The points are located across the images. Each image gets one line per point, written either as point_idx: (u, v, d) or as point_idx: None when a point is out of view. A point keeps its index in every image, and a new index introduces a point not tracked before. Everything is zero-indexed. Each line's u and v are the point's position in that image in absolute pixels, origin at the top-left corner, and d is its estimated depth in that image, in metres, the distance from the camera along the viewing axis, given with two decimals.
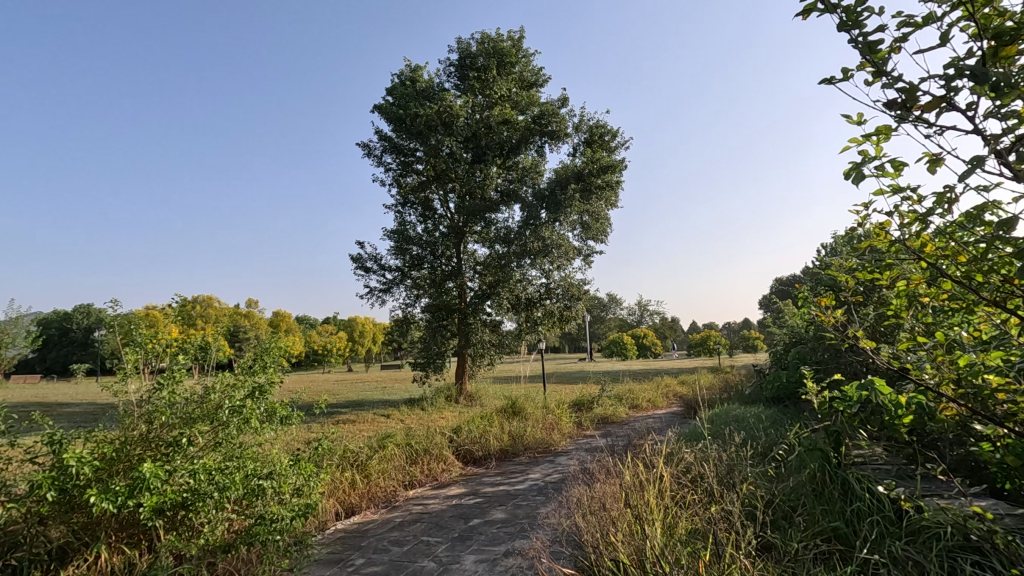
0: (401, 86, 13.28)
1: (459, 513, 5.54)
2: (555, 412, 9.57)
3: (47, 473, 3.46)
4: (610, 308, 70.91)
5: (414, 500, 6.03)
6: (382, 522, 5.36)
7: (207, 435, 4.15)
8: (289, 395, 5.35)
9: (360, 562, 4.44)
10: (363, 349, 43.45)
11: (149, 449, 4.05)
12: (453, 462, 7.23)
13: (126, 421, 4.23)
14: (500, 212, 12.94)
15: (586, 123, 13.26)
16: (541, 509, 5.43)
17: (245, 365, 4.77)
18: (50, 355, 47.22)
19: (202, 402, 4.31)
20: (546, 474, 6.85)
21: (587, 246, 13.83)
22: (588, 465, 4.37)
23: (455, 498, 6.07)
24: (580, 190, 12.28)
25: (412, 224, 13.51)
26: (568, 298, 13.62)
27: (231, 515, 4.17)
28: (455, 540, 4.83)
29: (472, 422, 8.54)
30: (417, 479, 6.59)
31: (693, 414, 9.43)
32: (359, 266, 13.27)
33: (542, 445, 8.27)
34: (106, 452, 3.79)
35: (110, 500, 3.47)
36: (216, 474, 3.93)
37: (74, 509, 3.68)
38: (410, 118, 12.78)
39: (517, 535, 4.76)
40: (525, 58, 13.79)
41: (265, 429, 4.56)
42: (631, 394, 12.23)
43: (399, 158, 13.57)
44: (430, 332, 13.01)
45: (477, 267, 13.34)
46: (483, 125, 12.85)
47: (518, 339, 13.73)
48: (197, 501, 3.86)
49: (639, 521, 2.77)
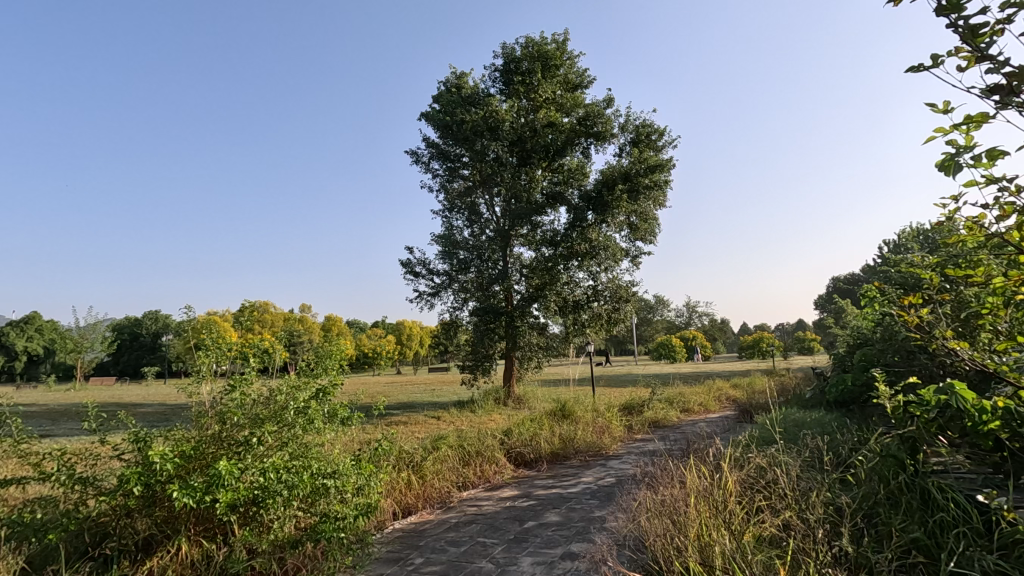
0: (447, 93, 13.51)
1: (514, 515, 5.56)
2: (606, 415, 9.48)
3: (134, 469, 3.69)
4: (656, 309, 69.59)
5: (469, 502, 6.11)
6: (438, 523, 5.45)
7: (276, 435, 4.32)
8: (348, 396, 5.52)
9: (420, 562, 4.52)
10: (411, 352, 44.32)
11: (222, 447, 4.25)
12: (505, 464, 7.28)
13: (200, 421, 4.45)
14: (547, 215, 12.95)
15: (632, 123, 13.11)
16: (597, 513, 5.38)
17: (308, 368, 4.98)
18: (123, 358, 50.22)
19: (270, 403, 4.50)
20: (599, 477, 6.79)
21: (634, 247, 13.65)
22: (648, 469, 4.31)
23: (509, 500, 6.10)
24: (627, 191, 12.18)
25: (459, 229, 13.69)
26: (615, 300, 13.52)
27: (297, 513, 4.32)
28: (512, 542, 4.85)
29: (523, 424, 8.54)
30: (470, 481, 6.67)
31: (749, 418, 9.16)
32: (408, 271, 13.52)
33: (593, 448, 8.22)
34: (184, 450, 4.00)
35: (190, 496, 3.66)
36: (284, 473, 4.09)
37: (157, 503, 3.91)
38: (456, 124, 12.93)
39: (573, 539, 4.75)
40: (569, 60, 13.78)
41: (327, 429, 4.69)
42: (683, 397, 11.98)
43: (445, 164, 13.80)
44: (478, 335, 13.12)
45: (524, 269, 13.29)
46: (528, 128, 12.90)
47: (566, 341, 13.74)
48: (268, 498, 4.03)
49: (709, 526, 2.73)
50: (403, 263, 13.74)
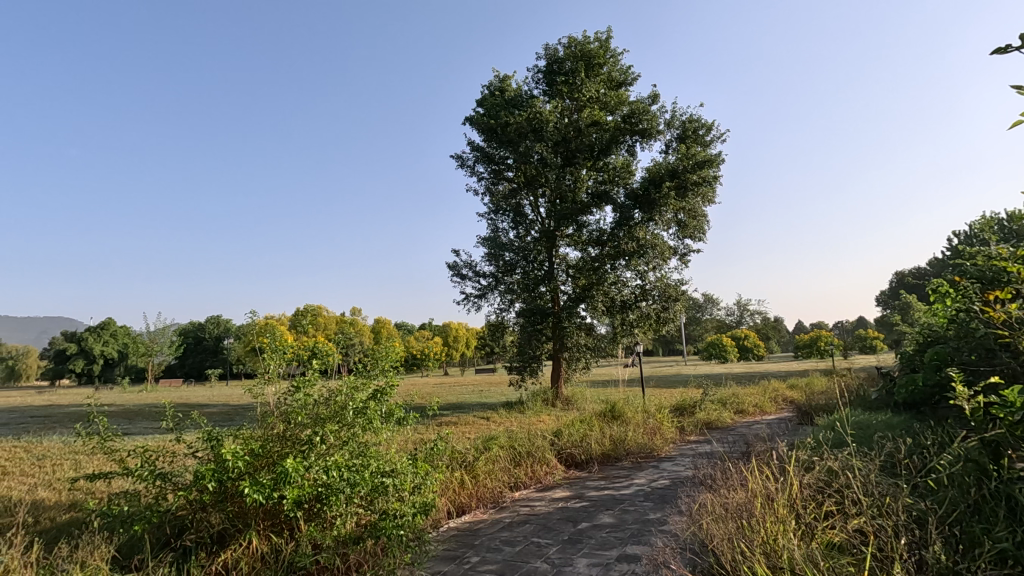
0: (490, 96, 13.63)
1: (567, 516, 5.56)
2: (657, 416, 9.32)
3: (208, 466, 3.90)
4: (705, 308, 67.83)
5: (521, 502, 6.14)
6: (492, 522, 5.50)
7: (337, 434, 4.48)
8: (403, 398, 5.65)
9: (476, 560, 4.58)
10: (458, 353, 44.94)
11: (287, 446, 4.43)
12: (556, 465, 7.27)
13: (266, 421, 4.65)
14: (592, 214, 12.89)
15: (678, 119, 12.86)
16: (653, 516, 5.31)
17: (366, 369, 5.15)
18: (189, 360, 53.12)
19: (330, 403, 4.66)
20: (652, 479, 6.68)
21: (683, 244, 13.40)
22: (707, 472, 4.21)
23: (562, 501, 6.09)
24: (675, 188, 11.93)
25: (504, 231, 13.77)
26: (664, 299, 13.29)
27: (358, 510, 4.44)
28: (566, 542, 4.85)
29: (572, 425, 8.51)
30: (522, 481, 6.70)
31: (809, 420, 8.83)
32: (455, 273, 13.70)
33: (645, 450, 8.12)
34: (252, 449, 4.19)
35: (260, 492, 3.84)
36: (346, 471, 4.23)
37: (228, 498, 4.10)
38: (500, 127, 13.01)
39: (629, 541, 4.70)
40: (613, 57, 13.64)
41: (384, 430, 4.81)
42: (737, 398, 11.65)
43: (490, 167, 13.91)
44: (526, 336, 13.16)
45: (570, 269, 13.27)
46: (572, 128, 12.85)
47: (614, 342, 13.59)
48: (331, 495, 4.17)
49: (776, 531, 2.64)
50: (450, 266, 13.93)
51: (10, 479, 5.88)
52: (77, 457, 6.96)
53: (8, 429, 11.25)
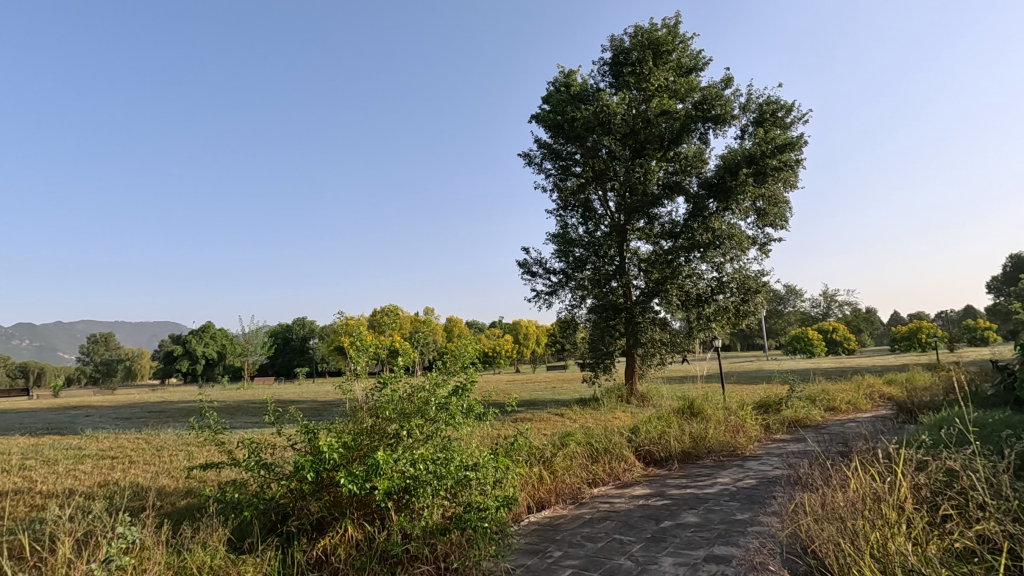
0: (556, 92, 13.56)
1: (649, 513, 5.46)
2: (739, 414, 8.94)
3: (307, 457, 4.17)
4: (786, 301, 64.12)
5: (600, 499, 6.11)
6: (572, 518, 5.51)
7: (422, 429, 4.65)
8: (482, 395, 5.77)
9: (559, 555, 4.61)
10: (528, 350, 45.28)
11: (375, 439, 4.64)
12: (634, 462, 7.17)
13: (356, 415, 4.91)
14: (663, 207, 12.58)
15: (755, 102, 12.26)
16: (740, 516, 5.11)
17: (447, 366, 5.30)
18: (279, 359, 56.80)
19: (413, 400, 4.85)
20: (737, 479, 6.42)
21: (763, 233, 12.77)
22: (803, 473, 4.00)
23: (642, 498, 6.00)
24: (753, 174, 11.41)
25: (574, 227, 13.73)
26: (743, 292, 12.78)
27: (444, 502, 4.57)
28: (649, 541, 4.77)
29: (650, 422, 8.34)
30: (600, 478, 6.66)
31: (912, 418, 8.15)
32: (525, 271, 13.79)
33: (728, 448, 7.84)
34: (346, 441, 4.43)
35: (355, 483, 4.07)
36: (432, 464, 4.39)
37: (325, 488, 4.36)
38: (567, 122, 12.93)
39: (717, 541, 4.56)
40: (682, 43, 13.19)
41: (466, 425, 4.94)
42: (827, 394, 10.95)
43: (557, 163, 13.84)
44: (599, 332, 13.03)
45: (642, 264, 13.02)
46: (641, 119, 12.57)
47: (690, 336, 13.20)
48: (419, 486, 4.33)
49: (888, 532, 2.47)
50: (520, 264, 14.04)
51: (136, 467, 6.56)
52: (190, 448, 7.64)
53: (132, 422, 12.56)
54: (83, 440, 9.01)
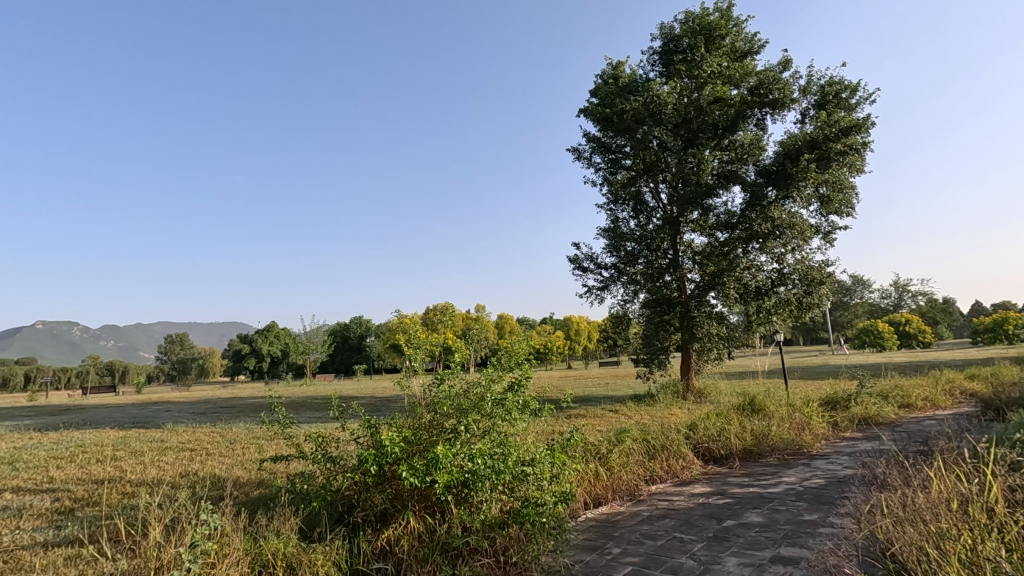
0: (604, 84, 13.38)
1: (710, 512, 5.33)
2: (805, 410, 8.57)
3: (370, 451, 4.31)
4: (853, 292, 60.83)
5: (659, 496, 6.01)
6: (630, 515, 5.45)
7: (479, 424, 4.72)
8: (537, 391, 5.80)
9: (618, 552, 4.57)
10: (580, 346, 45.04)
11: (434, 434, 4.73)
12: (693, 460, 7.01)
13: (415, 410, 5.04)
14: (718, 197, 12.17)
15: (817, 83, 11.67)
16: (808, 517, 4.90)
17: (502, 363, 5.37)
18: (338, 357, 58.92)
19: (471, 395, 4.93)
20: (804, 478, 6.16)
21: (827, 222, 12.18)
22: (879, 474, 3.79)
23: (702, 497, 5.85)
24: (815, 160, 10.90)
25: (625, 221, 13.53)
26: (806, 283, 12.23)
27: (501, 496, 4.61)
28: (711, 540, 4.65)
29: (708, 418, 8.12)
30: (658, 475, 6.56)
31: (999, 416, 7.57)
32: (576, 266, 13.69)
33: (793, 447, 7.54)
34: (406, 436, 4.55)
35: (416, 476, 4.18)
36: (490, 459, 4.46)
37: (387, 481, 4.50)
38: (616, 115, 12.73)
39: (784, 542, 4.40)
40: (736, 26, 12.70)
41: (521, 420, 4.98)
42: (901, 390, 10.33)
43: (607, 156, 13.65)
44: (653, 327, 12.78)
45: (696, 257, 12.67)
46: (693, 107, 12.22)
47: (749, 331, 12.75)
48: (477, 481, 4.39)
49: (978, 535, 2.32)
50: (571, 260, 13.96)
51: (213, 459, 6.98)
52: (260, 442, 8.07)
53: (207, 417, 13.38)
54: (165, 433, 9.68)
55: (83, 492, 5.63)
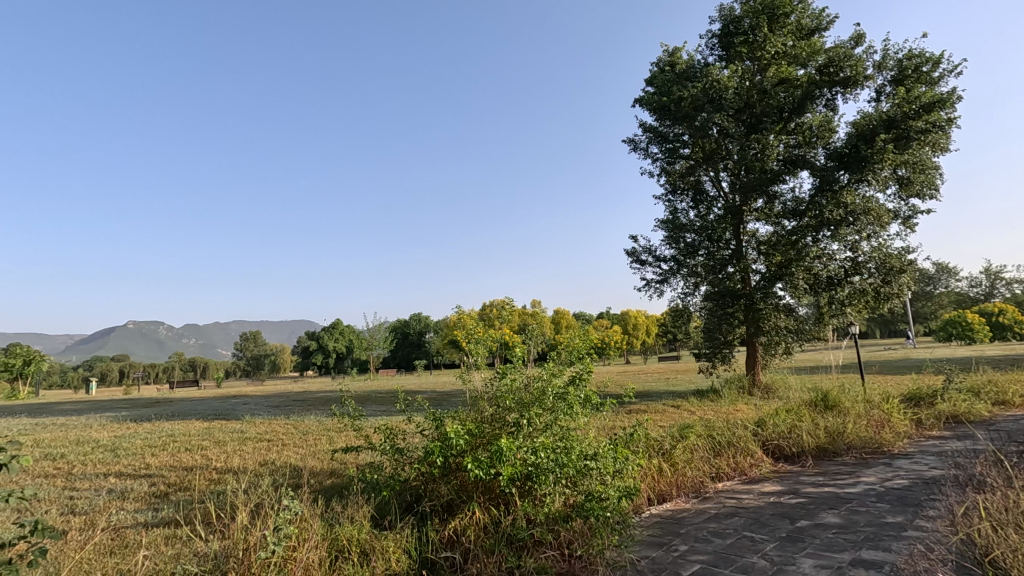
0: (661, 72, 13.05)
1: (782, 512, 5.13)
2: (884, 407, 8.08)
3: (436, 443, 4.43)
4: (937, 281, 56.44)
5: (726, 494, 5.84)
6: (697, 512, 5.33)
7: (541, 418, 4.75)
8: (598, 385, 5.77)
9: (685, 549, 4.48)
10: (639, 341, 44.28)
11: (497, 427, 4.80)
12: (762, 457, 6.76)
13: (478, 404, 5.14)
14: (785, 183, 11.61)
15: (894, 57, 10.89)
16: (891, 519, 4.62)
17: (562, 357, 5.38)
18: (399, 352, 60.69)
19: (532, 389, 4.96)
20: (886, 478, 5.81)
21: (906, 205, 11.39)
22: (975, 475, 3.53)
23: (773, 495, 5.64)
24: (893, 140, 10.20)
25: (684, 212, 13.18)
26: (884, 272, 11.49)
27: (565, 490, 4.62)
28: (785, 540, 4.48)
29: (778, 414, 7.79)
30: (725, 472, 6.37)
31: None
32: (634, 260, 13.47)
33: (871, 445, 7.13)
34: (471, 429, 4.63)
35: (481, 468, 4.25)
36: (553, 452, 4.48)
37: (453, 472, 4.61)
38: (674, 103, 12.38)
39: (865, 545, 4.18)
40: (802, 2, 12.05)
41: (583, 415, 4.97)
42: (995, 386, 9.54)
43: (664, 146, 13.32)
44: (715, 321, 12.39)
45: (761, 247, 12.17)
46: (756, 90, 11.72)
47: (820, 323, 12.13)
48: (540, 474, 4.42)
49: None
50: (628, 253, 13.74)
51: (289, 449, 7.38)
52: (331, 433, 8.45)
53: (281, 409, 14.16)
54: (245, 424, 10.31)
55: (176, 478, 6.11)
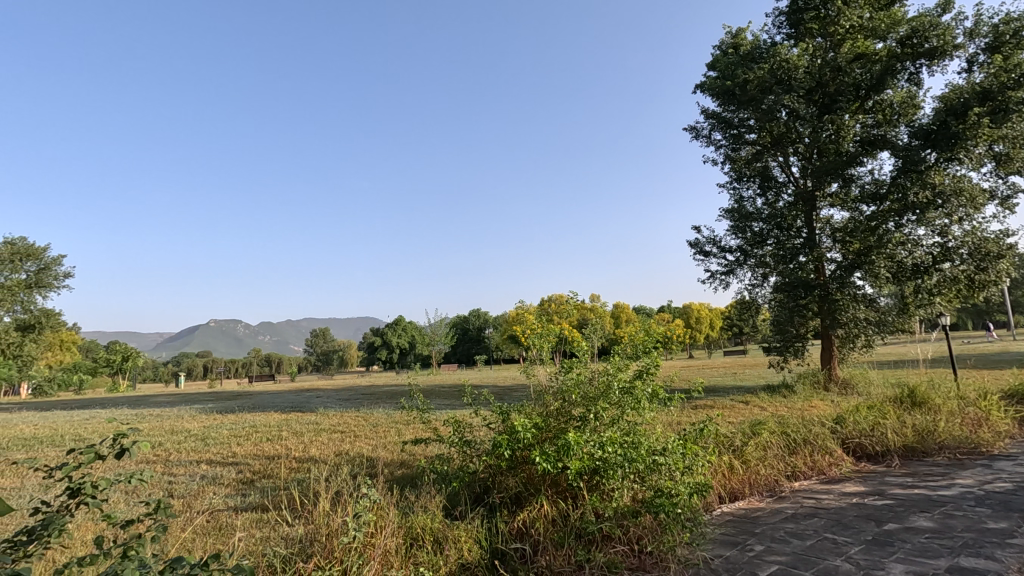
0: (724, 55, 12.58)
1: (867, 514, 4.85)
2: (980, 404, 7.46)
3: (503, 436, 4.49)
4: None
5: (804, 493, 5.58)
6: (772, 512, 5.13)
7: (607, 413, 4.71)
8: (664, 380, 5.65)
9: (761, 549, 4.32)
10: (702, 335, 42.97)
11: (563, 421, 4.81)
12: (842, 456, 6.41)
13: (543, 398, 5.16)
14: (863, 165, 10.91)
15: (989, 23, 9.97)
16: (994, 526, 4.27)
17: (627, 352, 5.31)
18: (459, 347, 61.85)
19: (598, 384, 4.94)
20: (986, 481, 5.37)
21: (1004, 184, 10.44)
22: None
23: (856, 496, 5.33)
24: (988, 113, 9.37)
25: (751, 200, 12.67)
26: (978, 259, 10.58)
27: (633, 486, 4.56)
28: (871, 544, 4.24)
29: (859, 411, 7.35)
30: (801, 471, 6.09)
31: None
32: (697, 251, 13.07)
33: (967, 445, 6.60)
34: (538, 422, 4.66)
35: (549, 462, 4.27)
36: (621, 447, 4.43)
37: (520, 465, 4.67)
38: (739, 86, 11.89)
39: (964, 552, 3.88)
40: None
41: (650, 410, 4.90)
42: None
43: (728, 132, 12.84)
44: (787, 313, 11.80)
45: (837, 234, 11.52)
46: (830, 68, 11.08)
47: (904, 314, 11.32)
48: (608, 468, 4.39)
49: None
50: (691, 244, 13.35)
51: (360, 440, 7.70)
52: (399, 426, 8.74)
53: (351, 402, 14.80)
54: (319, 416, 10.86)
55: (261, 466, 6.52)
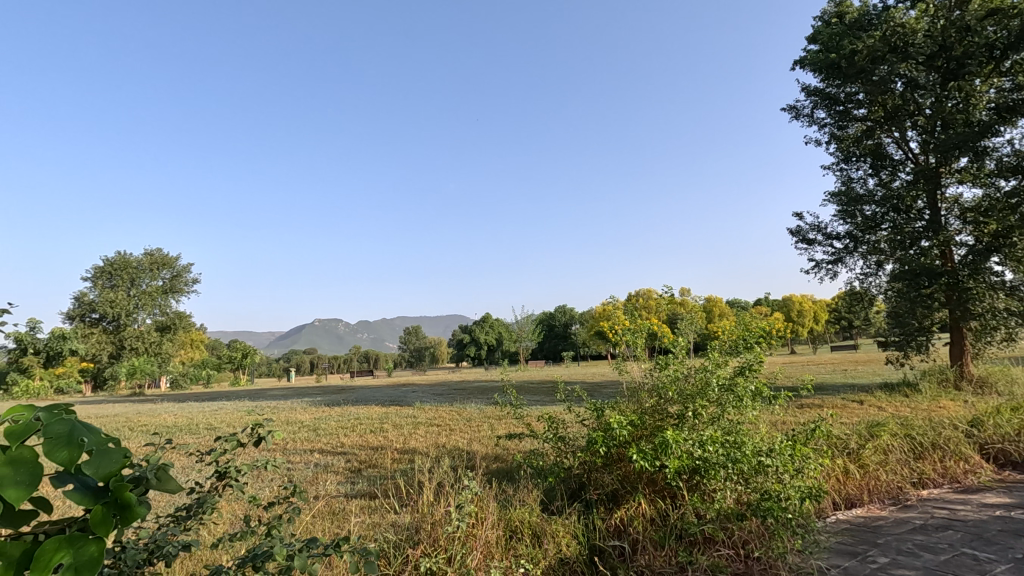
0: (826, 27, 11.64)
1: (1015, 529, 4.30)
2: None
3: (598, 433, 4.45)
4: None
5: (935, 503, 5.04)
6: (897, 521, 4.68)
7: (707, 411, 4.54)
8: (767, 377, 5.35)
9: (885, 561, 3.96)
10: (806, 329, 40.05)
11: (660, 419, 4.70)
12: (980, 463, 5.73)
13: (638, 395, 5.07)
14: (999, 135, 9.67)
15: None
16: None
17: (726, 347, 5.10)
18: (546, 344, 62.14)
19: (695, 381, 4.77)
20: None
21: None
22: None
23: (999, 508, 4.74)
24: None
25: (861, 181, 11.65)
26: None
27: (736, 487, 4.34)
28: (1022, 562, 3.75)
29: (1001, 412, 6.53)
30: (931, 478, 5.51)
31: None
32: (800, 238, 12.20)
33: None
34: (634, 418, 4.57)
35: (647, 459, 4.18)
36: (723, 447, 4.25)
37: (616, 463, 4.62)
38: (845, 58, 10.94)
39: None
40: None
41: (754, 408, 4.65)
42: None
43: (833, 109, 11.86)
44: (908, 304, 10.57)
45: (967, 215, 10.31)
46: (956, 29, 9.90)
47: None
48: (709, 468, 4.21)
49: None
50: (792, 232, 12.50)
51: (456, 434, 7.98)
52: (492, 420, 8.95)
53: (445, 397, 15.33)
54: (417, 410, 11.39)
55: (366, 456, 6.95)
